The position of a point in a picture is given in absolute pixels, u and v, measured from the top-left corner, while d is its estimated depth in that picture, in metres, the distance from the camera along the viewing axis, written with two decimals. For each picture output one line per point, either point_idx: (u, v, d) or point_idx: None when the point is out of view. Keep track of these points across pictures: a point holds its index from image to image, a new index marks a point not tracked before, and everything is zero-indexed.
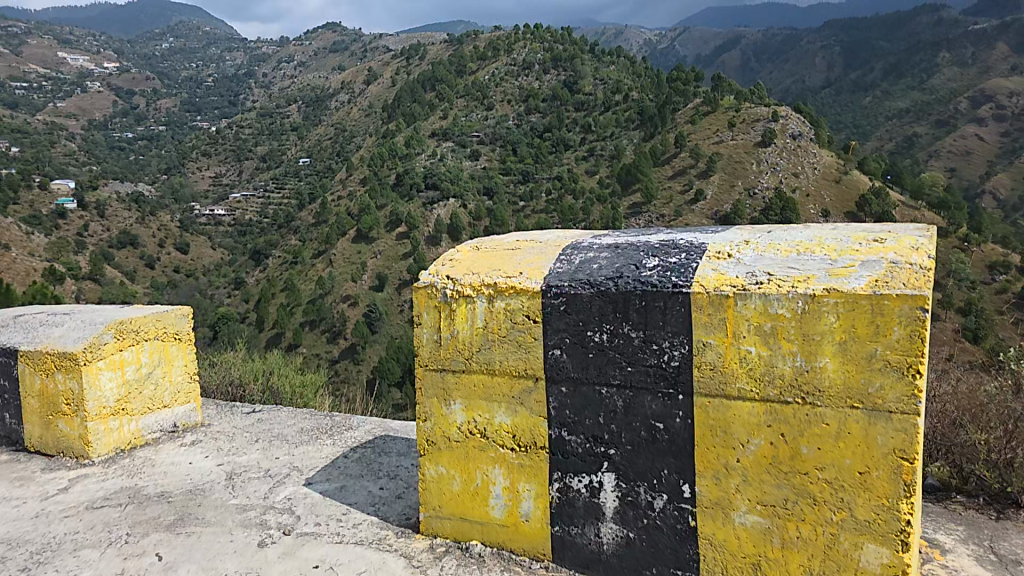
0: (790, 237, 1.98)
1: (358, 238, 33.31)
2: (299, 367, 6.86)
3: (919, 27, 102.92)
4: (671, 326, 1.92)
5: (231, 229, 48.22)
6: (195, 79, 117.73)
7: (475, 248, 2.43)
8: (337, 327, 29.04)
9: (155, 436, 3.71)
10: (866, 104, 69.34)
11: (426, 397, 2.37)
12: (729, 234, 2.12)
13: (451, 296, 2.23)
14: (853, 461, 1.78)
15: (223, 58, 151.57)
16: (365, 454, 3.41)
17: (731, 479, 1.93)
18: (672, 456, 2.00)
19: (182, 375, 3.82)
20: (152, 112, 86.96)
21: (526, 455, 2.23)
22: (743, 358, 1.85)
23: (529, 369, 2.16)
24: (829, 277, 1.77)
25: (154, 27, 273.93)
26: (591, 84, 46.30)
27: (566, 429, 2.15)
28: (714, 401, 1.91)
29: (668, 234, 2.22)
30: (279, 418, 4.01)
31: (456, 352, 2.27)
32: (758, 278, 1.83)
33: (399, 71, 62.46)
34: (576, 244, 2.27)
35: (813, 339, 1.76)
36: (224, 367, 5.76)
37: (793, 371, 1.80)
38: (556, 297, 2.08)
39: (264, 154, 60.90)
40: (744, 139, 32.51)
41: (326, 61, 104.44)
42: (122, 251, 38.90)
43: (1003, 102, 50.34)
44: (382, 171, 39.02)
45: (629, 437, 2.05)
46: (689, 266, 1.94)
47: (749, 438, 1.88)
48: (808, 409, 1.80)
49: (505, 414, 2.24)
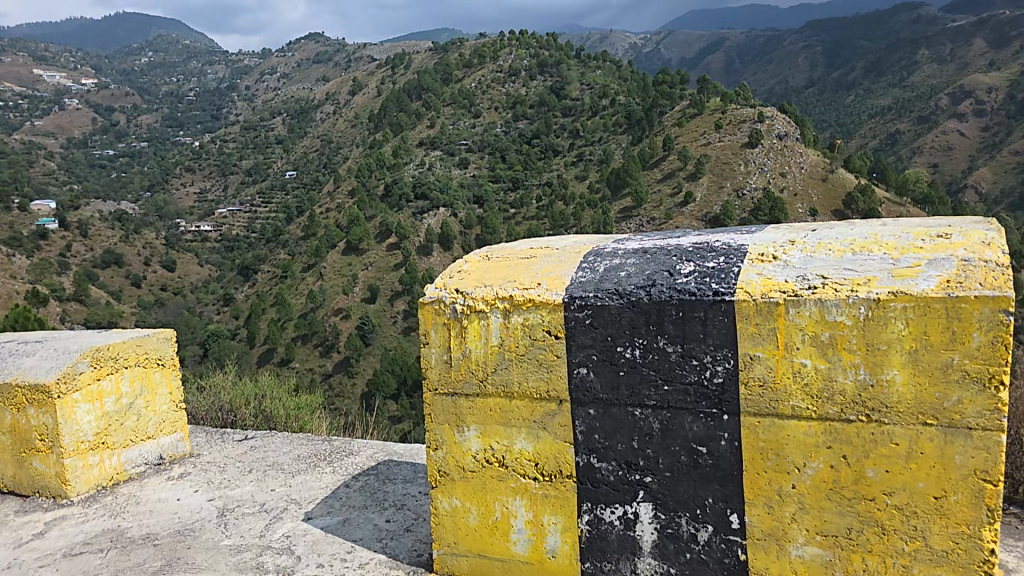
0: (840, 237, 1.77)
1: (348, 250, 33.01)
2: (290, 387, 6.52)
3: (897, 26, 104.37)
4: (713, 338, 1.72)
5: (219, 245, 47.80)
6: (176, 94, 117.07)
7: (485, 257, 2.21)
8: (330, 341, 28.65)
9: (140, 471, 3.46)
10: (849, 103, 70.15)
11: (437, 424, 2.15)
12: (769, 234, 1.92)
13: (460, 311, 2.01)
14: (926, 483, 1.58)
15: (205, 71, 151.19)
16: (368, 482, 3.18)
17: (786, 507, 1.72)
18: (718, 482, 1.78)
19: (166, 405, 3.57)
20: (134, 128, 86.38)
21: (550, 485, 2.02)
22: (796, 371, 1.65)
23: (551, 391, 1.95)
24: (894, 278, 1.58)
25: (132, 41, 273.69)
26: (578, 90, 46.47)
27: (595, 455, 1.94)
28: (765, 422, 1.70)
29: (698, 234, 2.05)
30: (274, 445, 3.78)
31: (469, 374, 2.05)
32: (812, 282, 1.63)
33: (384, 81, 62.49)
34: (599, 249, 2.05)
35: (878, 350, 1.57)
36: (214, 390, 5.50)
37: (855, 387, 1.60)
38: (579, 308, 1.87)
39: (249, 168, 60.59)
40: (732, 140, 32.46)
41: (310, 73, 104.18)
42: (106, 271, 38.34)
43: (983, 96, 50.87)
44: (370, 181, 38.72)
45: (667, 462, 1.84)
46: (731, 272, 1.74)
47: (807, 461, 1.68)
48: (877, 427, 1.59)
49: (525, 441, 2.02)
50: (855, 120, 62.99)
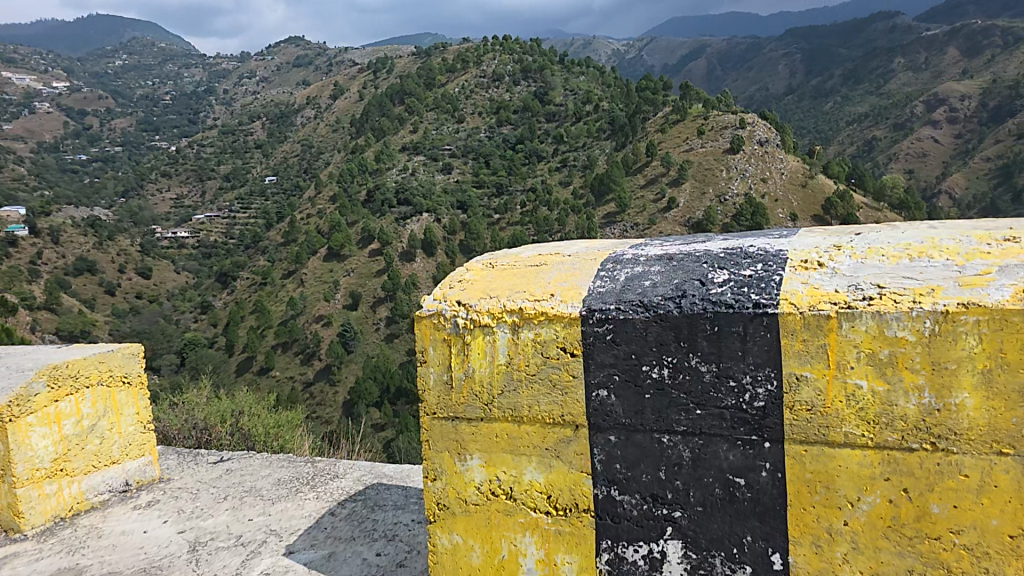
0: (893, 239, 1.58)
1: (330, 256, 32.66)
2: (269, 402, 6.17)
3: (874, 34, 106.41)
4: (754, 356, 1.52)
5: (196, 251, 46.90)
6: (151, 98, 114.94)
7: (489, 264, 2.00)
8: (310, 348, 27.95)
9: (103, 498, 3.35)
10: (827, 110, 71.47)
11: (435, 452, 1.93)
12: (808, 237, 1.73)
13: (464, 326, 1.79)
14: (998, 521, 1.40)
15: (182, 75, 149.26)
16: (356, 509, 3.04)
17: (836, 546, 1.54)
18: (756, 520, 1.61)
19: (132, 426, 3.47)
20: (107, 132, 84.47)
21: (565, 520, 1.81)
22: (851, 394, 1.46)
23: (567, 416, 1.74)
24: (961, 286, 1.39)
25: (105, 44, 273.78)
26: (561, 95, 47.02)
27: (617, 488, 1.73)
28: (812, 450, 1.51)
29: (728, 237, 1.87)
30: (252, 468, 3.65)
31: (472, 397, 1.83)
32: (868, 292, 1.44)
33: (367, 85, 62.18)
34: (615, 255, 1.85)
35: (945, 369, 1.38)
36: (186, 407, 5.16)
37: (919, 411, 1.41)
38: (598, 322, 1.66)
39: (227, 173, 59.89)
40: (715, 146, 32.48)
41: (291, 76, 103.45)
42: (80, 278, 37.40)
43: (956, 104, 51.96)
44: (352, 187, 38.34)
45: (700, 496, 1.64)
46: (773, 280, 1.55)
47: (861, 497, 1.50)
48: (944, 457, 1.41)
49: (536, 470, 1.81)
50: (833, 127, 64.10)
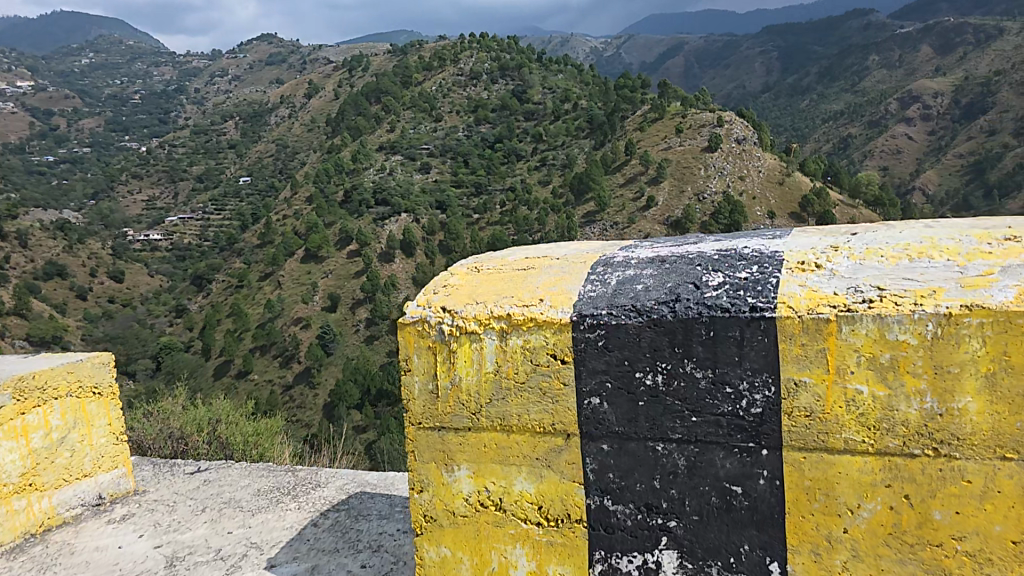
0: (892, 240, 1.55)
1: (307, 258, 32.35)
2: (247, 409, 6.01)
3: (848, 32, 107.81)
4: (751, 361, 1.47)
5: (169, 254, 46.06)
6: (120, 97, 112.79)
7: (474, 269, 1.93)
8: (289, 351, 27.63)
9: (75, 513, 3.30)
10: (804, 108, 72.31)
11: (422, 463, 1.85)
12: (803, 237, 1.69)
13: (449, 333, 1.72)
14: (1000, 527, 1.37)
15: (151, 75, 146.96)
16: (340, 519, 3.00)
17: (837, 553, 1.50)
18: (754, 528, 1.55)
19: (105, 437, 3.41)
20: (75, 133, 82.59)
21: (556, 532, 1.74)
22: (853, 400, 1.41)
23: (557, 424, 1.68)
24: (962, 289, 1.35)
25: (72, 41, 272.95)
26: (540, 93, 47.08)
27: (609, 499, 1.67)
28: (811, 457, 1.47)
29: (719, 237, 1.83)
30: (230, 478, 3.58)
31: (459, 406, 1.76)
32: (867, 294, 1.40)
33: (342, 84, 61.63)
34: (608, 257, 1.79)
35: (948, 372, 1.34)
36: (161, 416, 5.02)
37: (920, 416, 1.37)
38: (590, 329, 1.60)
39: (200, 174, 59.03)
40: (693, 144, 32.64)
41: (264, 75, 102.18)
42: (49, 283, 36.58)
43: (929, 101, 52.78)
44: (329, 188, 38.00)
45: (695, 504, 1.59)
46: (769, 283, 1.51)
47: (863, 503, 1.45)
48: (947, 462, 1.38)
49: (527, 481, 1.75)
50: (809, 125, 64.87)
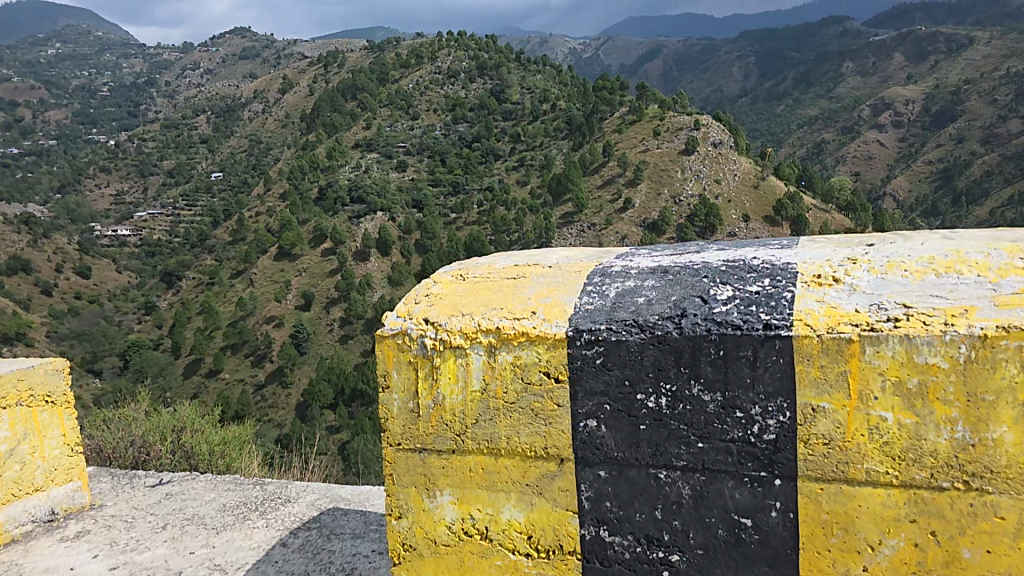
0: (917, 252, 1.43)
1: (281, 256, 32.02)
2: (215, 415, 5.73)
3: (824, 38, 109.17)
4: (765, 385, 1.35)
5: (138, 250, 45.09)
6: (88, 89, 110.75)
7: (459, 276, 1.78)
8: (261, 350, 27.15)
9: (24, 529, 3.13)
10: (779, 113, 73.22)
11: (399, 488, 1.70)
12: (818, 247, 1.57)
13: (431, 347, 1.57)
14: None
15: (121, 66, 145.18)
16: (310, 538, 2.83)
17: None
18: (765, 563, 1.42)
19: (57, 449, 3.24)
20: (40, 124, 80.70)
21: (548, 562, 1.60)
22: (877, 429, 1.29)
23: (550, 448, 1.53)
24: (997, 307, 1.24)
25: (39, 30, 272.23)
26: (518, 93, 47.29)
27: (606, 527, 1.53)
28: (829, 487, 1.34)
29: (723, 246, 1.71)
30: (194, 492, 3.38)
31: (441, 426, 1.61)
32: (894, 313, 1.28)
33: (318, 79, 60.83)
34: (603, 267, 1.66)
35: (983, 401, 1.23)
36: (121, 424, 4.76)
37: (951, 447, 1.25)
38: (588, 346, 1.46)
39: (171, 169, 58.03)
40: (670, 146, 32.88)
41: (238, 69, 100.79)
42: (12, 277, 35.56)
43: (901, 109, 53.65)
44: (303, 184, 37.50)
45: (701, 537, 1.45)
46: (786, 298, 1.37)
47: (885, 539, 1.33)
48: (980, 497, 1.26)
49: (516, 510, 1.60)
50: (785, 130, 65.75)
